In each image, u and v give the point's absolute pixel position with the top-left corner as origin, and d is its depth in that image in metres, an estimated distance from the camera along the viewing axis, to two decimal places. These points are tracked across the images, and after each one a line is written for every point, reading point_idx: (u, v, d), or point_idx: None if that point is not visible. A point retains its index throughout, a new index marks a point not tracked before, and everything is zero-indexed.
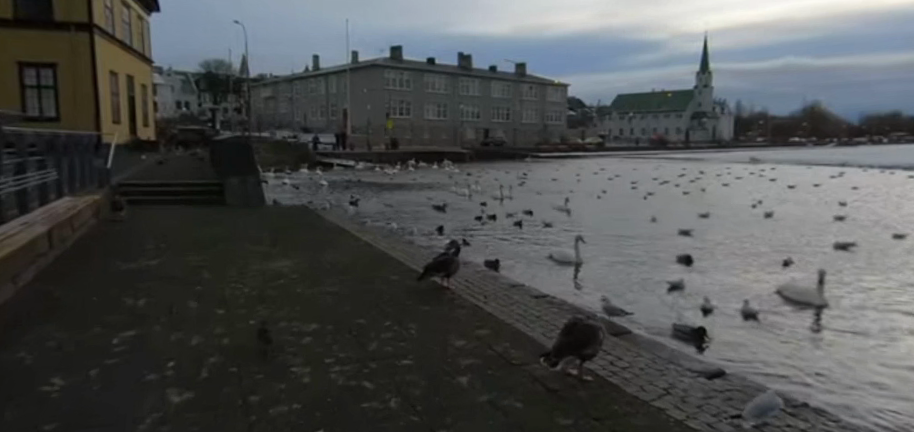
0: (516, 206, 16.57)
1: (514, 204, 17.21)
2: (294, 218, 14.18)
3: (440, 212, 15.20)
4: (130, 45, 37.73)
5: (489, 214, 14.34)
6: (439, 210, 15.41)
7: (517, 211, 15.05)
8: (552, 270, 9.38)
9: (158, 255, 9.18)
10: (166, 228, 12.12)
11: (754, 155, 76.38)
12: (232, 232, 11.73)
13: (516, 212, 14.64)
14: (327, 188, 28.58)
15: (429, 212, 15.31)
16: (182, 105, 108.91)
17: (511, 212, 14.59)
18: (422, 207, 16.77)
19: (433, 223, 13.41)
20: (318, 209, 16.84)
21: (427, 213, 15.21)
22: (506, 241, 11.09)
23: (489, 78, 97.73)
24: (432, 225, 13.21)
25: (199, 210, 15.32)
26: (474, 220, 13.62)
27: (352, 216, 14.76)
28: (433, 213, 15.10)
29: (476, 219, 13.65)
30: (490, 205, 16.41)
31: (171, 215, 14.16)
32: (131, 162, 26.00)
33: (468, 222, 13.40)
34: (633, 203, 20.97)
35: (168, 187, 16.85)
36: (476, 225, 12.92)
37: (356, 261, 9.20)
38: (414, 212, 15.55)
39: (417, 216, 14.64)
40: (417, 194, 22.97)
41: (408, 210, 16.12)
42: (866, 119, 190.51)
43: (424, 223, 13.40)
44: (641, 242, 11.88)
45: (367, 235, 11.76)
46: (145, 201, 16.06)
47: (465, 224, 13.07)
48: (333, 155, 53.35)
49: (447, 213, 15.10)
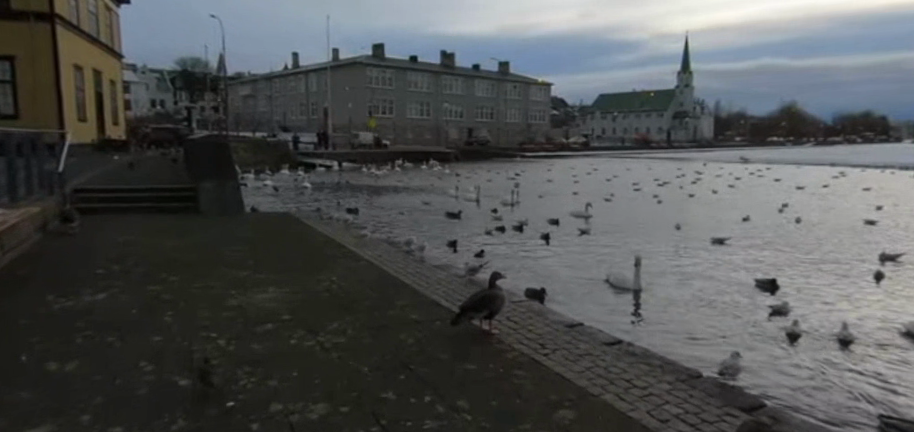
0: (529, 213, 14.88)
1: (525, 211, 15.54)
2: (279, 229, 12.30)
3: (448, 221, 13.49)
4: (97, 38, 35.22)
5: (506, 224, 12.66)
6: (447, 219, 13.68)
7: (534, 219, 13.40)
8: (604, 299, 7.76)
9: (108, 285, 7.21)
10: (126, 243, 10.12)
11: (741, 155, 75.63)
12: (206, 249, 9.79)
13: (535, 221, 13.00)
14: (313, 191, 26.63)
15: (435, 222, 13.57)
16: (155, 103, 105.37)
17: (528, 222, 12.89)
18: (423, 215, 15.01)
19: (443, 235, 11.65)
20: (307, 216, 14.97)
21: (431, 222, 13.46)
22: (537, 263, 9.42)
23: (473, 77, 96.07)
24: (443, 237, 11.48)
25: (168, 220, 13.32)
26: (490, 231, 11.90)
27: (347, 227, 12.95)
28: (439, 222, 13.38)
29: (491, 230, 11.92)
30: (502, 212, 14.70)
31: (134, 227, 12.15)
32: (97, 163, 23.83)
33: (483, 234, 11.70)
34: (647, 207, 19.48)
35: (130, 192, 14.78)
36: (493, 238, 11.19)
37: (360, 291, 7.34)
38: (417, 221, 13.78)
39: (420, 227, 12.88)
40: (413, 198, 21.24)
41: (410, 218, 14.35)
42: (842, 119, 192.81)
43: (431, 235, 11.64)
44: (689, 258, 10.31)
45: (366, 252, 9.92)
46: (104, 209, 13.99)
47: (480, 237, 11.35)
48: (315, 155, 51.23)
49: (456, 222, 13.38)
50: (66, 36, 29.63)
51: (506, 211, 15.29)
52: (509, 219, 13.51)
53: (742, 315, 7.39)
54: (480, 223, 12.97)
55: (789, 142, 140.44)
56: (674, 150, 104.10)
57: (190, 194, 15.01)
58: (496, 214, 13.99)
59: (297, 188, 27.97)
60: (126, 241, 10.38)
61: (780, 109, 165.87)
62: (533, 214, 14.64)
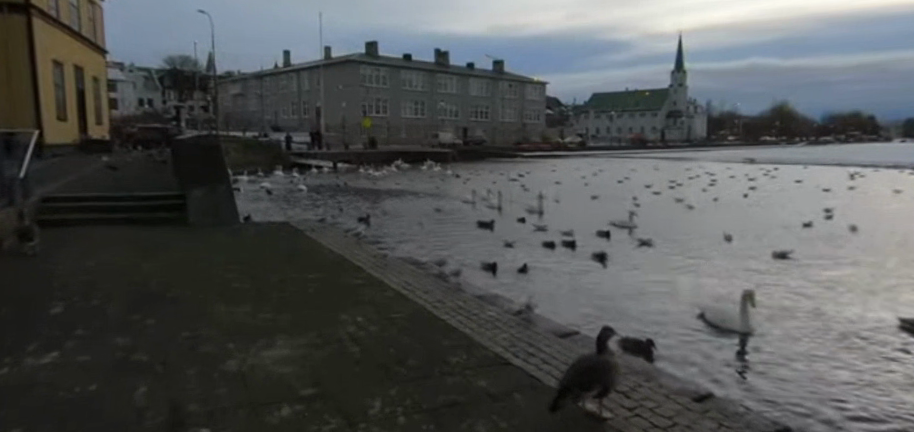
0: (565, 223, 13.20)
1: (558, 220, 13.85)
2: (282, 244, 10.57)
3: (476, 235, 11.79)
4: (78, 31, 33.15)
5: (544, 238, 10.99)
6: (475, 233, 11.97)
7: (573, 231, 11.75)
8: (706, 345, 6.15)
9: (66, 336, 5.42)
10: (98, 268, 8.34)
11: (742, 155, 74.40)
12: (198, 274, 8.01)
13: (575, 234, 11.36)
14: (310, 196, 24.94)
15: (461, 235, 11.85)
16: (144, 102, 102.97)
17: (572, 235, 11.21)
18: (443, 226, 13.32)
19: (476, 254, 9.96)
20: (312, 226, 13.21)
21: (457, 236, 11.76)
22: (604, 294, 7.74)
23: (468, 75, 94.34)
24: (477, 256, 9.78)
25: (152, 233, 11.52)
26: (531, 250, 10.23)
27: (361, 242, 11.21)
28: (467, 237, 11.68)
29: (531, 248, 10.26)
30: (534, 224, 13.00)
31: (112, 243, 10.39)
32: (78, 166, 22.02)
33: (521, 251, 10.03)
34: (678, 213, 17.93)
35: (107, 201, 12.95)
36: (539, 259, 9.51)
37: (398, 339, 5.62)
38: (440, 233, 12.07)
39: (447, 242, 11.15)
40: (423, 203, 19.60)
41: (432, 230, 12.66)
42: (835, 118, 192.79)
43: (463, 254, 9.94)
44: (777, 286, 8.66)
45: (391, 279, 8.19)
46: (75, 221, 12.12)
47: (522, 257, 9.66)
48: (309, 155, 49.33)
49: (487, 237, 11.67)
50: (45, 29, 27.68)
51: (537, 220, 13.64)
52: (543, 231, 11.85)
53: (886, 363, 5.81)
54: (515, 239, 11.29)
55: (784, 141, 139.70)
56: (672, 149, 102.88)
57: (175, 202, 13.20)
58: (527, 226, 12.33)
59: (294, 192, 26.14)
60: (98, 264, 8.58)
61: (773, 108, 165.19)
62: (568, 224, 13.00)
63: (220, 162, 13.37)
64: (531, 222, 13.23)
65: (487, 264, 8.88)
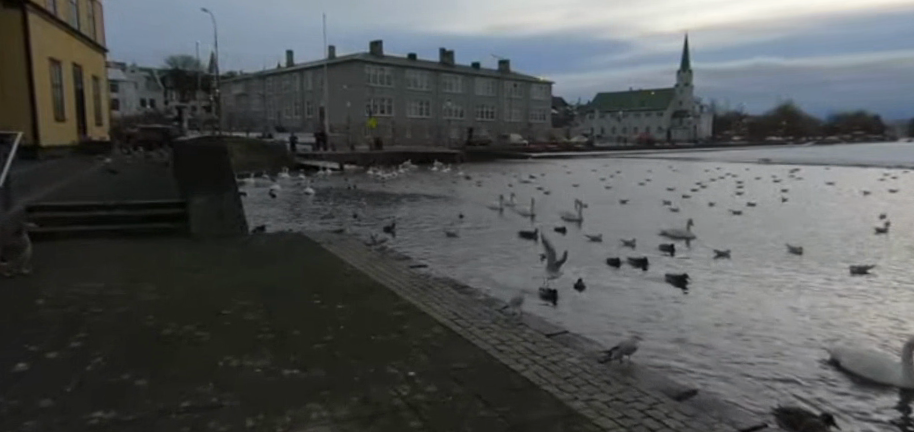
0: (615, 234, 11.80)
1: (602, 230, 12.47)
2: (299, 262, 9.18)
3: (519, 253, 10.40)
4: (77, 29, 31.99)
5: (600, 255, 9.62)
6: (517, 251, 10.56)
7: (627, 244, 10.39)
8: (858, 401, 4.81)
9: (30, 408, 4.03)
10: (83, 296, 6.94)
11: (752, 155, 73.04)
12: (202, 306, 6.61)
13: (632, 248, 9.99)
14: (320, 200, 23.61)
15: (503, 253, 10.43)
16: (145, 103, 101.87)
17: (630, 252, 9.81)
18: (477, 238, 11.91)
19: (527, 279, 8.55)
20: (331, 237, 11.85)
21: (498, 254, 10.33)
22: (696, 328, 6.37)
23: (474, 75, 93.01)
24: (530, 283, 8.38)
25: (150, 247, 10.13)
26: (588, 271, 8.84)
27: (389, 258, 9.82)
28: (510, 255, 10.29)
29: (587, 269, 8.85)
30: (580, 236, 11.60)
31: (104, 260, 9.01)
32: (75, 170, 20.78)
33: (578, 272, 8.68)
34: (722, 217, 16.57)
35: (102, 211, 11.59)
36: (603, 281, 8.09)
37: (471, 408, 4.23)
38: (477, 248, 10.70)
39: (487, 262, 9.76)
40: (443, 209, 18.30)
41: (468, 244, 11.28)
42: (842, 118, 191.16)
43: (512, 282, 8.54)
44: (891, 313, 7.29)
45: (437, 312, 6.77)
46: (64, 233, 10.73)
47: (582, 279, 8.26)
48: (313, 156, 47.91)
49: (533, 256, 10.24)
50: (42, 26, 26.55)
51: (580, 232, 12.24)
52: (596, 245, 10.47)
53: None
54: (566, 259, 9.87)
55: (791, 141, 138.17)
56: (679, 149, 101.46)
57: (177, 211, 11.82)
58: (574, 241, 10.97)
59: (301, 197, 24.74)
60: (83, 291, 7.16)
61: (780, 108, 163.72)
62: (618, 236, 11.60)
63: (228, 167, 12.16)
64: (575, 235, 11.84)
65: (546, 291, 7.45)
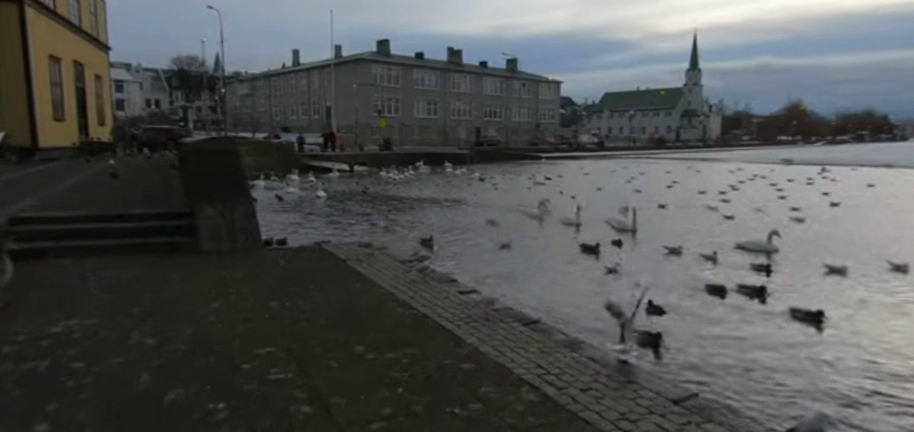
0: (686, 252, 10.26)
1: (668, 246, 10.93)
2: (328, 289, 7.65)
3: (586, 280, 8.88)
4: (79, 25, 30.63)
5: (684, 285, 8.23)
6: (581, 278, 9.05)
7: (709, 268, 9.01)
8: None
9: None
10: (65, 340, 5.46)
11: (765, 155, 71.49)
12: (214, 359, 5.09)
13: (720, 274, 8.62)
14: (335, 205, 22.30)
15: (566, 280, 8.92)
16: (150, 104, 100.98)
17: (722, 280, 8.28)
18: (529, 258, 10.39)
19: (610, 315, 7.04)
20: (361, 253, 10.41)
21: (561, 283, 8.82)
22: (865, 392, 4.87)
23: (482, 75, 91.72)
24: (616, 319, 6.86)
25: (149, 267, 8.63)
26: (681, 303, 7.33)
27: (433, 282, 8.30)
28: (575, 283, 8.76)
29: (681, 301, 7.33)
30: (649, 257, 10.07)
31: (95, 284, 7.55)
32: (76, 174, 19.44)
33: (673, 304, 7.25)
34: (780, 223, 15.17)
35: (99, 223, 10.08)
36: (710, 319, 6.59)
37: None
38: (533, 273, 9.31)
39: (552, 293, 8.25)
40: (473, 216, 16.95)
41: (521, 267, 9.78)
42: (851, 118, 189.41)
43: (592, 317, 7.01)
44: None
45: (517, 364, 5.24)
46: (55, 248, 9.26)
47: (683, 314, 6.75)
48: (321, 157, 46.47)
49: (602, 281, 8.79)
50: (43, 22, 25.21)
51: (644, 251, 10.71)
52: (673, 271, 9.08)
53: None
54: (644, 287, 8.34)
55: (801, 141, 136.34)
56: (691, 149, 99.86)
57: (184, 223, 10.33)
58: (643, 265, 9.58)
59: (313, 201, 23.31)
60: (65, 333, 5.67)
61: (789, 107, 161.93)
62: (691, 255, 10.07)
63: (239, 180, 10.58)
64: (639, 255, 10.32)
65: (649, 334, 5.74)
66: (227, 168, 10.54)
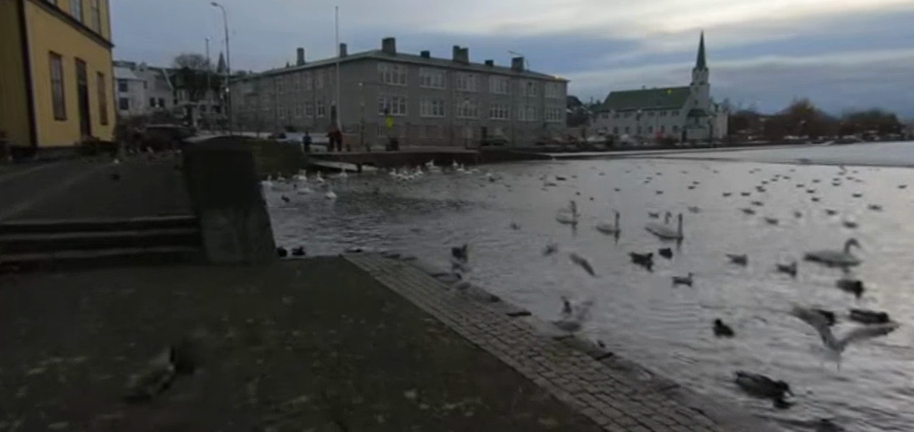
0: (750, 266, 9.28)
1: (724, 257, 9.96)
2: (356, 314, 6.63)
3: (648, 299, 7.90)
4: (80, 21, 29.65)
5: (765, 309, 7.30)
6: (642, 298, 8.07)
7: (786, 288, 8.08)
8: None
9: None
10: (47, 386, 4.44)
11: (776, 155, 70.04)
12: (231, 415, 4.05)
13: (801, 296, 7.69)
14: (347, 206, 21.33)
15: (625, 300, 7.94)
16: (154, 103, 100.19)
17: (808, 306, 7.31)
18: (576, 270, 9.43)
19: (693, 349, 6.08)
20: (388, 264, 9.41)
21: (619, 301, 7.84)
22: None
23: (489, 74, 90.59)
24: (703, 354, 5.88)
25: (152, 283, 7.62)
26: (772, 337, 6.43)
27: (476, 302, 7.30)
28: (637, 303, 7.78)
29: (773, 337, 6.35)
30: (710, 272, 9.09)
31: (88, 306, 6.54)
32: (78, 175, 18.54)
33: (762, 339, 6.35)
34: (828, 229, 14.14)
35: (94, 232, 9.03)
36: (816, 364, 5.64)
37: None
38: (585, 291, 8.37)
39: (614, 316, 7.27)
40: (497, 219, 15.98)
41: (570, 282, 8.83)
42: (859, 117, 187.56)
43: (672, 350, 6.05)
44: None
45: (608, 417, 4.21)
46: (45, 260, 8.22)
47: (781, 355, 5.80)
48: (328, 156, 45.50)
49: (666, 302, 7.86)
50: (42, 16, 24.19)
51: (701, 262, 9.74)
52: (745, 290, 8.14)
53: None
54: (719, 311, 7.38)
55: (810, 140, 134.68)
56: (699, 149, 98.51)
57: (191, 231, 9.34)
58: (707, 282, 8.64)
59: (324, 203, 22.36)
60: (46, 376, 4.64)
61: (796, 106, 160.30)
62: (757, 269, 9.10)
63: (246, 186, 9.62)
64: (696, 267, 9.35)
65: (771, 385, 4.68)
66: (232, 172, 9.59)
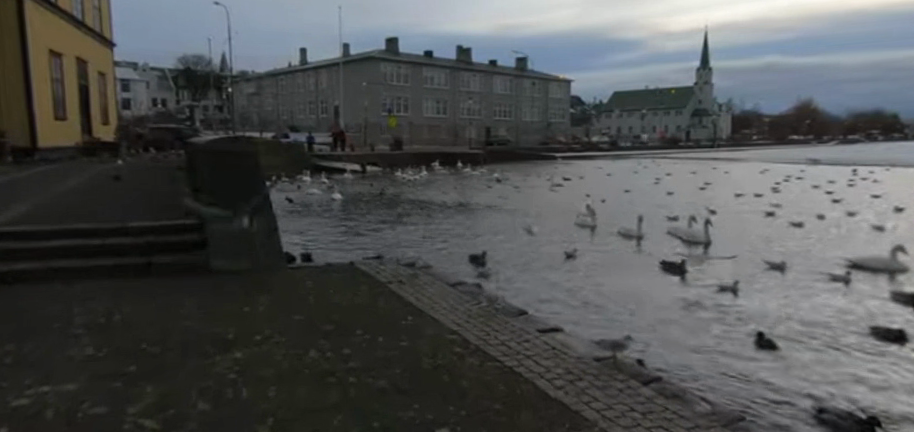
0: (789, 279, 8.75)
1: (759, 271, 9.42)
2: (373, 330, 6.09)
3: (687, 319, 7.37)
4: (80, 19, 29.12)
5: (813, 332, 6.83)
6: (679, 314, 7.53)
7: (832, 304, 7.59)
8: None
9: None
10: (33, 423, 3.90)
11: (783, 155, 69.27)
12: None
13: (849, 316, 7.21)
14: (354, 208, 20.85)
15: (661, 317, 7.41)
16: (156, 103, 99.82)
17: (864, 332, 6.77)
18: (603, 282, 8.89)
19: (749, 377, 5.55)
20: (404, 272, 8.91)
21: (656, 319, 7.31)
22: None
23: (492, 73, 90.05)
24: (761, 385, 5.36)
25: (152, 295, 7.09)
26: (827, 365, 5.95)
27: (502, 317, 6.77)
28: (676, 322, 7.25)
29: (834, 368, 5.82)
30: (747, 286, 8.56)
31: (84, 324, 6.01)
32: (78, 176, 18.05)
33: (817, 367, 5.87)
34: (856, 232, 13.63)
35: (89, 238, 8.49)
36: (885, 401, 5.13)
37: None
38: (616, 303, 7.86)
39: (653, 335, 6.74)
40: (510, 222, 15.48)
41: (598, 294, 8.32)
42: (864, 116, 186.49)
43: (725, 377, 5.52)
44: None
45: None
46: (37, 270, 7.69)
47: (848, 390, 5.28)
48: (331, 156, 44.98)
49: (705, 319, 7.37)
50: (41, 14, 23.66)
51: (736, 275, 9.20)
52: (786, 307, 7.66)
53: None
54: (767, 333, 6.84)
55: (815, 139, 133.79)
56: (704, 149, 97.80)
57: (193, 237, 8.81)
58: (744, 295, 8.13)
59: (329, 204, 21.88)
60: (32, 409, 4.10)
61: (801, 105, 159.39)
62: (797, 284, 8.56)
63: (255, 189, 8.93)
64: (732, 280, 8.81)
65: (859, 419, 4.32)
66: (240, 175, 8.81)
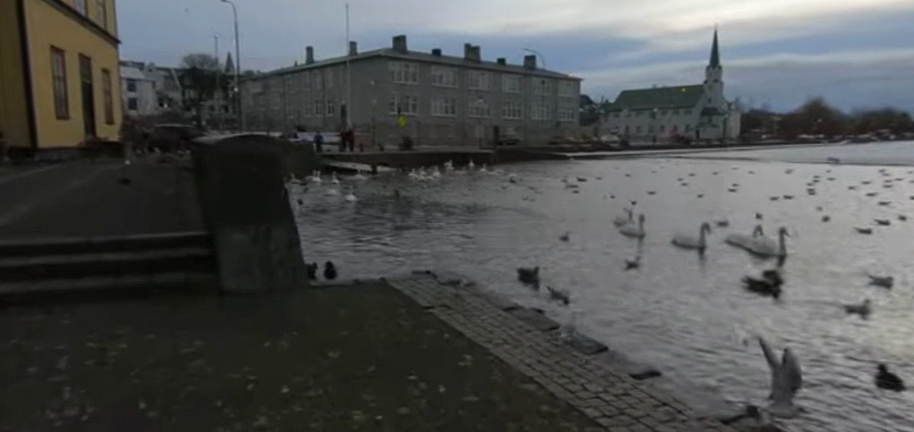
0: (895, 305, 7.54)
1: (857, 294, 8.15)
2: (430, 377, 4.84)
3: (796, 356, 6.16)
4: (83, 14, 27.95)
5: None
6: (784, 349, 6.33)
7: None
8: None
9: None
10: None
11: (799, 154, 67.46)
12: None
13: None
14: (370, 211, 19.71)
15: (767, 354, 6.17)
16: (162, 102, 99.08)
17: None
18: (680, 305, 7.66)
19: None
20: (447, 292, 7.69)
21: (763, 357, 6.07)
22: None
23: (501, 72, 88.75)
24: None
25: (152, 327, 5.86)
26: None
27: (581, 355, 5.52)
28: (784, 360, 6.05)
29: None
30: (856, 314, 7.30)
31: (68, 369, 4.79)
32: (79, 177, 16.92)
33: None
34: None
35: (81, 254, 7.27)
36: None
37: None
38: (703, 334, 6.69)
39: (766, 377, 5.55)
40: (543, 228, 14.30)
41: (677, 320, 7.13)
42: (876, 115, 183.99)
43: None
44: None
45: None
46: (18, 293, 6.48)
47: None
48: (340, 156, 43.84)
49: (815, 355, 6.19)
50: (42, 8, 22.48)
51: (831, 298, 7.95)
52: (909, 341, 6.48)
53: None
54: (899, 376, 5.66)
55: (827, 138, 131.56)
56: (716, 148, 96.09)
57: (202, 252, 7.58)
58: (850, 324, 6.93)
59: (344, 206, 20.74)
60: None
61: (812, 104, 157.08)
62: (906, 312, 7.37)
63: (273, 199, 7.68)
64: (830, 306, 7.59)
65: None
66: (260, 185, 7.63)
